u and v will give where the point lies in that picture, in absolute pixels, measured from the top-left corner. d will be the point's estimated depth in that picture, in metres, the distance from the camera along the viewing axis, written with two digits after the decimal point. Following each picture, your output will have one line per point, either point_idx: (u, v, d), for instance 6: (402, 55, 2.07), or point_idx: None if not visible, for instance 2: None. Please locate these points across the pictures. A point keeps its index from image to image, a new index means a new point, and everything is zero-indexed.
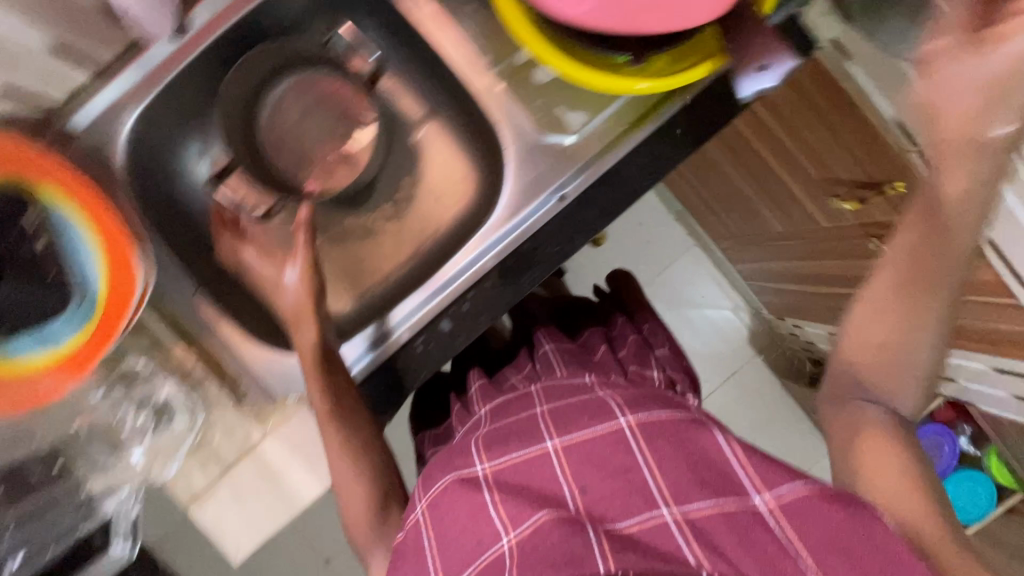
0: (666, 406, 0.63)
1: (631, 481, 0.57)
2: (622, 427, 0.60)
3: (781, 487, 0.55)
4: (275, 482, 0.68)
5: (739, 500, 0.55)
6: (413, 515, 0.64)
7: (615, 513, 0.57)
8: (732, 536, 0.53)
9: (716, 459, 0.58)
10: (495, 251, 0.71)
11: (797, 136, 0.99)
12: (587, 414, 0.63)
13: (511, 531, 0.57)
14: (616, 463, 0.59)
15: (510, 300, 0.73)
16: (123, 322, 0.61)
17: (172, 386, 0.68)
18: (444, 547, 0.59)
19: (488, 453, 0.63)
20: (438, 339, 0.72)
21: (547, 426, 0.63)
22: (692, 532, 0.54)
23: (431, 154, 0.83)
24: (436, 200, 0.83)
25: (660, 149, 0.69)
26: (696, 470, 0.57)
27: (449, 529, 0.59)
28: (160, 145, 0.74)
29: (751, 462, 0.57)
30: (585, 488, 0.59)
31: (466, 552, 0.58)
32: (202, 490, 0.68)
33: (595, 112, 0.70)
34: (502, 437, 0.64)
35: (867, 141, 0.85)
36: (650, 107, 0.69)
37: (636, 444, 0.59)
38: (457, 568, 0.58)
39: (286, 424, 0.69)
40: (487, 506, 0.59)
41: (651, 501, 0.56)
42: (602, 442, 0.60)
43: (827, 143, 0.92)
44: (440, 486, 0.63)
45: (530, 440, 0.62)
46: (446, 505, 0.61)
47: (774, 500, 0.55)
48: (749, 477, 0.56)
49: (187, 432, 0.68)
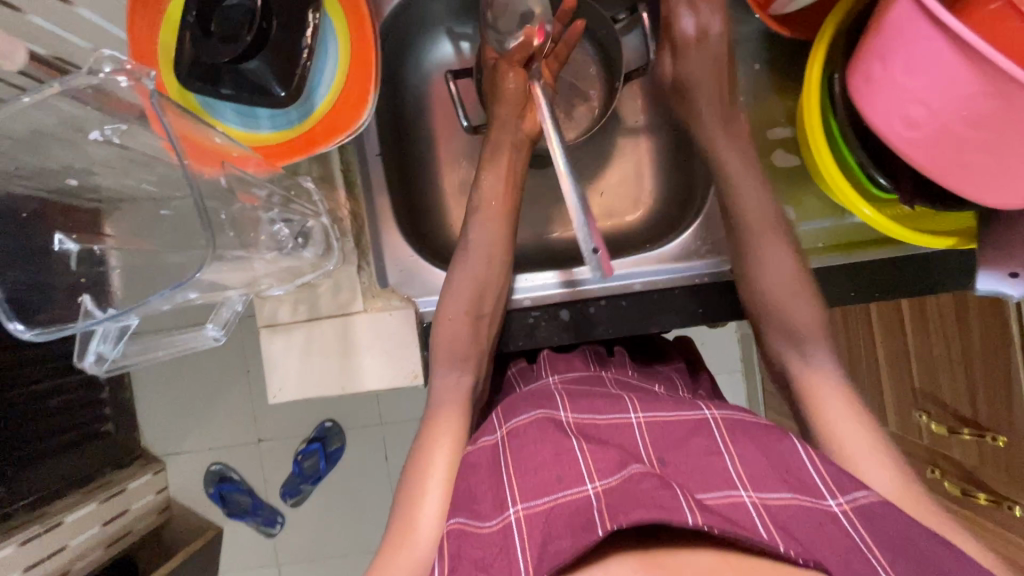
0: (746, 411, 0.58)
1: (715, 464, 0.52)
2: (705, 418, 0.56)
3: (853, 490, 0.51)
4: (344, 355, 0.69)
5: (811, 500, 0.50)
6: (488, 438, 0.58)
7: (698, 485, 0.51)
8: (817, 535, 0.47)
9: (795, 465, 0.52)
10: (644, 279, 0.73)
11: (922, 343, 0.92)
12: (673, 401, 0.59)
13: (595, 480, 0.50)
14: (697, 445, 0.54)
15: (638, 326, 0.72)
16: (328, 144, 0.63)
17: (324, 225, 0.65)
18: (523, 473, 0.52)
19: (571, 404, 0.58)
20: (553, 322, 0.73)
21: (631, 399, 0.59)
22: (778, 518, 0.48)
23: (619, 167, 0.84)
24: (607, 207, 0.83)
25: (851, 275, 0.69)
26: (782, 468, 0.52)
27: (527, 459, 0.53)
28: (411, 30, 0.78)
29: (825, 465, 0.52)
30: (665, 459, 0.53)
31: (544, 482, 0.51)
32: (284, 321, 0.69)
33: (805, 214, 0.72)
34: (583, 396, 0.60)
35: (992, 387, 0.79)
36: (854, 237, 0.71)
37: (719, 434, 0.55)
38: (531, 494, 0.50)
39: (391, 313, 0.69)
40: (574, 451, 0.52)
41: (729, 481, 0.51)
42: (683, 424, 0.56)
43: (950, 368, 0.86)
44: (525, 417, 0.57)
45: (614, 407, 0.58)
46: (531, 436, 0.54)
47: (847, 503, 0.50)
48: (823, 479, 0.51)
49: (311, 268, 0.64)
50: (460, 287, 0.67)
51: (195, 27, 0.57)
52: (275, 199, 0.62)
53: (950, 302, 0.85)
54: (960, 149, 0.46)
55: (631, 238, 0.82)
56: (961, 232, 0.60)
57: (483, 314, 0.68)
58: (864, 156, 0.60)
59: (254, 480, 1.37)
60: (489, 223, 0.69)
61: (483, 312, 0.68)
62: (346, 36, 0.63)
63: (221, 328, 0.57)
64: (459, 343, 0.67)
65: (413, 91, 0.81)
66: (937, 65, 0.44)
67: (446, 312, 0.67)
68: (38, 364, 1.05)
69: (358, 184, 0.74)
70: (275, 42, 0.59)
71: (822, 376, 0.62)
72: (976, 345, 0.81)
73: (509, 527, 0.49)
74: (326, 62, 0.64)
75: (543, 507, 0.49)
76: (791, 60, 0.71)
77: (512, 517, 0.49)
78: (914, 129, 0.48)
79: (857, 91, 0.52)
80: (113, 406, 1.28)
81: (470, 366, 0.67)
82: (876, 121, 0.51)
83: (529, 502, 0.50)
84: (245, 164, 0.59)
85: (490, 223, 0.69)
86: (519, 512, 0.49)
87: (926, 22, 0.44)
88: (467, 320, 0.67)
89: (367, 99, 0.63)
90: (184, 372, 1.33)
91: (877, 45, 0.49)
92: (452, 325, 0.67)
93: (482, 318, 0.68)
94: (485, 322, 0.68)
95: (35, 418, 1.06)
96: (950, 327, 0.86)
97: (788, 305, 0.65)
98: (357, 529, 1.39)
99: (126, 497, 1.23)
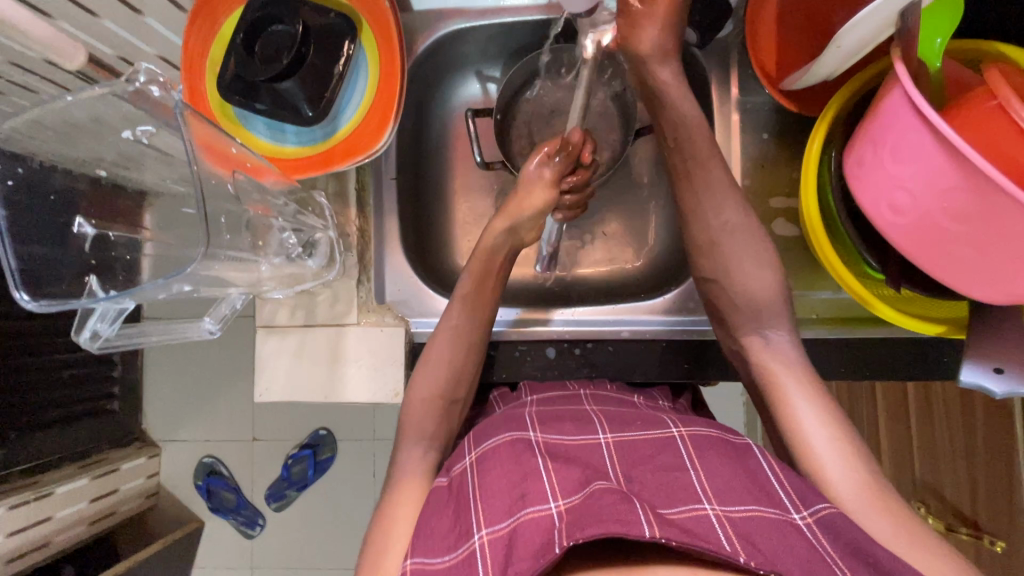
0: (717, 427, 0.57)
1: (680, 480, 0.50)
2: (672, 435, 0.55)
3: (815, 501, 0.48)
4: (331, 366, 0.71)
5: (775, 511, 0.47)
6: (460, 465, 0.57)
7: (662, 502, 0.48)
8: (782, 545, 0.44)
9: (755, 476, 0.50)
10: (632, 327, 0.76)
11: (927, 430, 0.87)
12: (642, 422, 0.58)
13: (558, 498, 0.47)
14: (663, 460, 0.52)
15: (618, 372, 0.73)
16: (345, 163, 0.67)
17: (331, 239, 0.68)
18: (489, 497, 0.50)
19: (541, 426, 0.58)
20: (538, 359, 0.74)
21: (602, 423, 0.58)
22: (741, 534, 0.44)
23: (628, 214, 0.86)
24: (609, 252, 0.85)
25: (841, 349, 0.69)
26: (747, 482, 0.49)
27: (493, 483, 0.51)
28: (442, 68, 0.83)
29: (788, 477, 0.50)
30: (631, 476, 0.51)
31: (507, 503, 0.49)
32: (281, 324, 0.72)
33: (801, 282, 0.71)
34: (555, 418, 0.60)
35: (992, 486, 0.76)
36: (853, 312, 0.71)
37: (685, 450, 0.53)
38: (497, 516, 0.48)
39: (383, 328, 0.72)
40: (539, 469, 0.51)
41: (694, 496, 0.48)
42: (652, 442, 0.55)
43: (953, 460, 0.83)
44: (493, 442, 0.56)
45: (583, 429, 0.57)
46: (498, 461, 0.53)
47: (810, 516, 0.47)
48: (787, 492, 0.49)
49: (312, 278, 0.67)
50: (434, 368, 0.65)
51: (241, 45, 0.62)
52: (289, 211, 0.66)
53: (952, 390, 0.83)
54: (942, 238, 0.47)
55: (630, 288, 0.84)
56: (952, 319, 0.59)
57: (458, 399, 0.66)
58: (858, 237, 0.59)
59: (240, 478, 1.38)
60: (471, 308, 0.68)
61: (458, 395, 0.66)
62: (376, 64, 0.68)
63: (217, 323, 0.61)
64: (426, 425, 0.63)
65: (437, 123, 0.86)
66: (921, 157, 0.46)
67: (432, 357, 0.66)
68: (54, 337, 1.09)
69: (370, 204, 0.78)
70: (311, 66, 0.64)
71: (782, 362, 0.59)
72: (977, 437, 0.78)
73: (473, 555, 0.46)
74: (358, 89, 0.69)
75: (506, 530, 0.47)
76: (802, 133, 0.72)
77: (476, 544, 0.47)
78: (899, 215, 0.49)
79: (854, 175, 0.53)
80: (122, 384, 1.32)
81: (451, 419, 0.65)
82: (865, 202, 0.52)
83: (493, 526, 0.48)
84: (263, 174, 0.63)
85: (472, 309, 0.68)
86: (483, 538, 0.47)
87: (913, 113, 0.45)
88: (440, 404, 0.64)
89: (388, 119, 0.67)
90: (190, 361, 1.37)
91: (870, 130, 0.51)
92: (424, 405, 0.64)
93: (456, 402, 0.66)
94: (456, 408, 0.66)
95: (48, 387, 1.10)
96: (950, 417, 0.83)
97: (760, 294, 0.62)
98: (332, 544, 1.38)
99: (118, 477, 1.25)
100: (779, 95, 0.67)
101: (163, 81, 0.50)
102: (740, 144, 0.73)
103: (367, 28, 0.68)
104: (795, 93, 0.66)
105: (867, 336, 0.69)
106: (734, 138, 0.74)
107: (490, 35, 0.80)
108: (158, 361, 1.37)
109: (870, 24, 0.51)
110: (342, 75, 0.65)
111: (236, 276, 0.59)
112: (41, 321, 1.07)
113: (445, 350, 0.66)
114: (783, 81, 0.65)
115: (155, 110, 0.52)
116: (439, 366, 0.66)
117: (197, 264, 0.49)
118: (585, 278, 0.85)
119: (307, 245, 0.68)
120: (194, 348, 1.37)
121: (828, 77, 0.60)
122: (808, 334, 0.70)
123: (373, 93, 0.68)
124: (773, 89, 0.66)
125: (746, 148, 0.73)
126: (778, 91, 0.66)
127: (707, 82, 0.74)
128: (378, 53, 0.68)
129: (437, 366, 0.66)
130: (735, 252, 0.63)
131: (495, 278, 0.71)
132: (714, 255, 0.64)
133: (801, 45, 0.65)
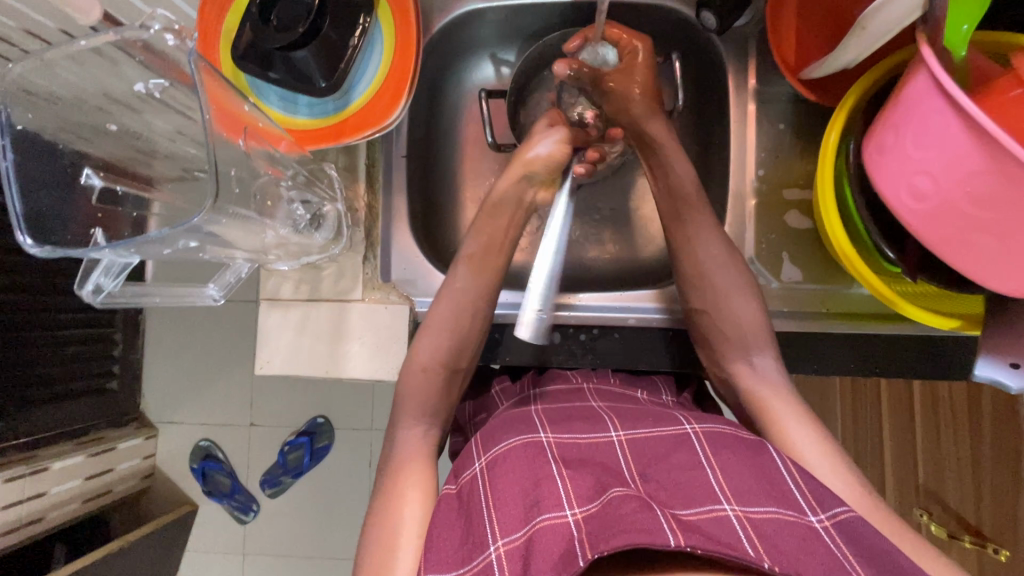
0: (730, 423, 0.56)
1: (696, 479, 0.48)
2: (686, 431, 0.54)
3: (834, 505, 0.47)
4: (332, 343, 0.71)
5: (793, 513, 0.45)
6: (468, 472, 0.54)
7: (678, 503, 0.46)
8: (803, 548, 0.42)
9: (772, 475, 0.48)
10: (640, 316, 0.74)
11: (933, 433, 0.85)
12: (653, 418, 0.57)
13: (574, 506, 0.45)
14: (678, 458, 0.51)
15: (623, 361, 0.72)
16: (356, 137, 0.67)
17: (338, 214, 0.68)
18: (501, 504, 0.48)
19: (551, 427, 0.56)
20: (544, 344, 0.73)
21: (611, 421, 0.57)
22: (762, 537, 0.43)
23: (638, 202, 0.85)
24: (618, 241, 0.84)
25: (851, 347, 0.68)
26: (764, 482, 0.48)
27: (504, 489, 0.49)
28: (458, 48, 0.82)
29: (805, 476, 0.48)
30: (647, 475, 0.50)
31: (523, 512, 0.47)
32: (284, 297, 0.72)
33: (811, 275, 0.70)
34: (562, 417, 0.59)
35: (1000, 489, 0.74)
36: (866, 308, 0.69)
37: (701, 448, 0.51)
38: (512, 528, 0.46)
39: (386, 306, 0.71)
40: (553, 476, 0.49)
41: (713, 496, 0.46)
42: (664, 440, 0.53)
43: (957, 466, 0.80)
44: (505, 445, 0.54)
45: (593, 428, 0.56)
46: (511, 463, 0.51)
47: (828, 518, 0.46)
48: (803, 494, 0.47)
49: (318, 252, 0.67)
50: (437, 337, 0.63)
51: (258, 13, 0.61)
52: (300, 179, 0.66)
53: (958, 389, 0.81)
54: (964, 226, 0.47)
55: (637, 276, 0.83)
56: (968, 316, 0.58)
57: (460, 368, 0.64)
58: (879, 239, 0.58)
59: (235, 462, 1.37)
60: (479, 271, 0.65)
61: (460, 365, 0.64)
62: (393, 31, 0.67)
63: (221, 290, 0.62)
64: (428, 397, 0.62)
65: (451, 103, 0.85)
66: (945, 143, 0.45)
67: (421, 364, 0.62)
68: (57, 312, 1.08)
69: (379, 180, 0.78)
70: (326, 37, 0.62)
71: (774, 381, 0.59)
72: (988, 439, 0.76)
73: (489, 567, 0.44)
74: (373, 61, 0.68)
75: (522, 540, 0.45)
76: (818, 124, 0.71)
77: (492, 556, 0.45)
78: (920, 202, 0.49)
79: (870, 161, 0.53)
80: (124, 362, 1.31)
81: (439, 420, 0.63)
82: (885, 191, 0.51)
83: (509, 536, 0.46)
84: (275, 141, 0.62)
85: (475, 277, 0.65)
86: (499, 549, 0.45)
87: (939, 97, 0.44)
88: (443, 372, 0.63)
89: (401, 90, 0.67)
90: (190, 341, 1.36)
91: (893, 116, 0.50)
92: (427, 376, 0.62)
93: (457, 372, 0.64)
94: (459, 378, 0.64)
95: (52, 363, 1.09)
96: (957, 419, 0.81)
97: (738, 301, 0.62)
98: (323, 531, 1.37)
99: (113, 457, 1.24)
100: (796, 85, 0.66)
101: (178, 29, 0.49)
102: (753, 134, 0.73)
103: (386, 4, 0.67)
104: (812, 83, 0.65)
105: (881, 333, 0.68)
106: (749, 127, 0.73)
107: (506, 17, 0.79)
108: (157, 339, 1.36)
109: (897, 10, 0.50)
110: (358, 47, 0.65)
111: (246, 242, 0.59)
112: (46, 296, 1.05)
113: (446, 318, 0.64)
114: (803, 71, 0.64)
115: (170, 68, 0.52)
116: (425, 371, 0.62)
117: (204, 217, 0.48)
118: (592, 265, 0.84)
119: (315, 220, 0.67)
120: (195, 328, 1.36)
121: (851, 63, 0.59)
122: (823, 330, 0.69)
123: (383, 58, 0.68)
124: (791, 77, 0.65)
125: (760, 139, 0.73)
126: (796, 80, 0.65)
127: (725, 72, 0.74)
128: (397, 24, 0.67)
129: (442, 329, 0.64)
130: (729, 269, 0.63)
131: (507, 235, 0.68)
132: (728, 268, 0.63)
133: (822, 34, 0.64)
